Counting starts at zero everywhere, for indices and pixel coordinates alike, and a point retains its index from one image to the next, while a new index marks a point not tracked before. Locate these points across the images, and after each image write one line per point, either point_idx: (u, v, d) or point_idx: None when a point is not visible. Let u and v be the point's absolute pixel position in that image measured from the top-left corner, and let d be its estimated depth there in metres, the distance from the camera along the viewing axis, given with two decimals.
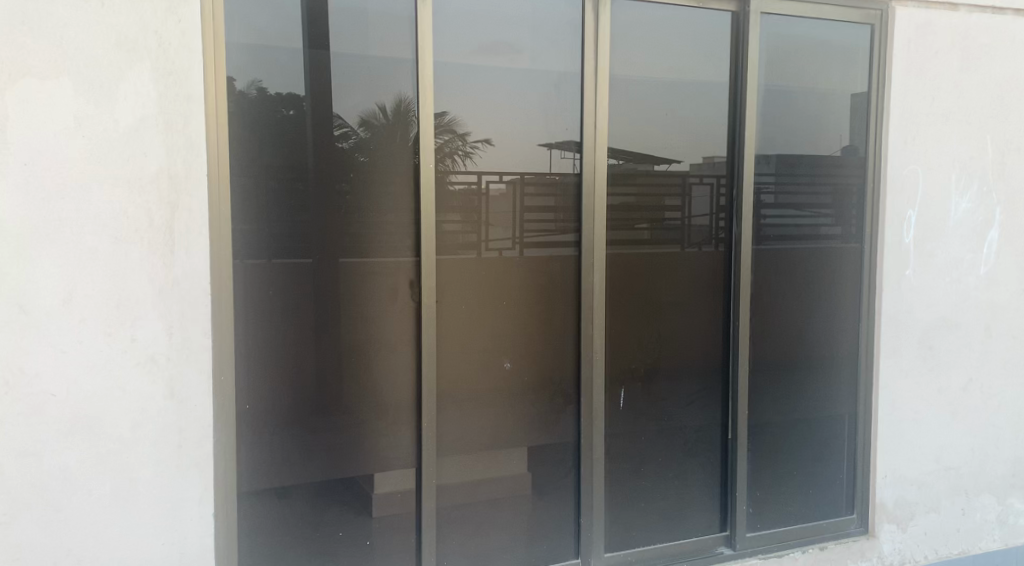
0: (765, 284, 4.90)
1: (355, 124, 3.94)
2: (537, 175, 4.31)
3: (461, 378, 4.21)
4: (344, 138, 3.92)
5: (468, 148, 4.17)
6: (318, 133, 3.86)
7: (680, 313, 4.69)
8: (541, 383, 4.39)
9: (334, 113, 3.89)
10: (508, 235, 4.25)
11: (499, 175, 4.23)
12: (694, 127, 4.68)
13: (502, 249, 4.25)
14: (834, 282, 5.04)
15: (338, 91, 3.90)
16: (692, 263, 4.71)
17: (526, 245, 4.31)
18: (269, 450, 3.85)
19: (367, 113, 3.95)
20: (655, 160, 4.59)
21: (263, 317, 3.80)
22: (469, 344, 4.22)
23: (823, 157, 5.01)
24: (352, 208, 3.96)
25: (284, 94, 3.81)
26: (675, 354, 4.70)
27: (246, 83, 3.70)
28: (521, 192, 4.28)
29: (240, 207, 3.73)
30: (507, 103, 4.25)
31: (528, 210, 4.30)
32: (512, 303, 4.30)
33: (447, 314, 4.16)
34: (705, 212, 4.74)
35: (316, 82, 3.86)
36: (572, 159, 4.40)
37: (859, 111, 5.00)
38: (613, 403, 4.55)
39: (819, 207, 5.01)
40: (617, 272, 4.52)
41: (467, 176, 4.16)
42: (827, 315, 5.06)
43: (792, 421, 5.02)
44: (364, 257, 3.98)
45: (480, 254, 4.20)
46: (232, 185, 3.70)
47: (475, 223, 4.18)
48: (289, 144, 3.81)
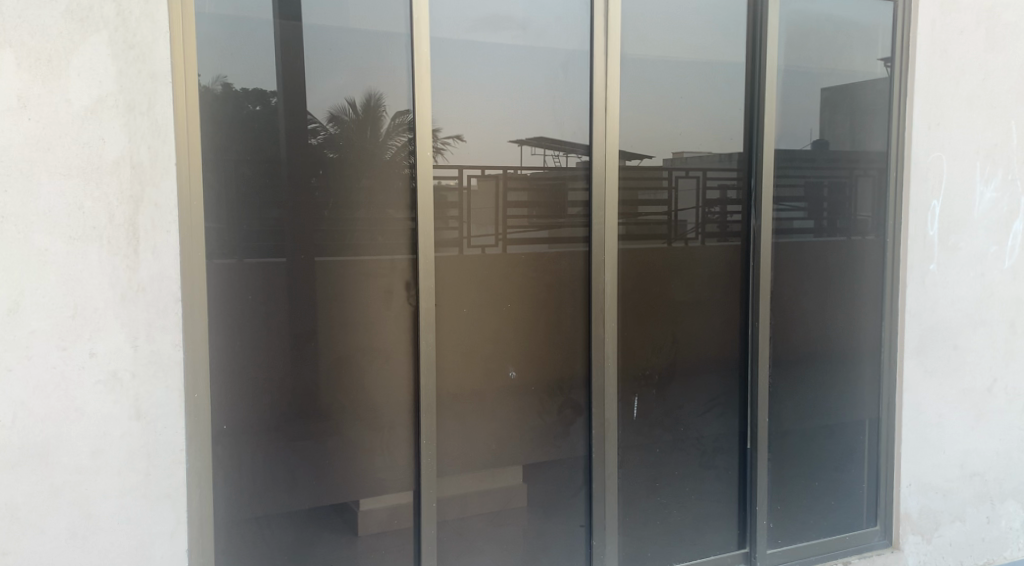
0: (785, 281, 4.56)
1: (324, 119, 3.47)
2: (518, 172, 3.88)
3: (462, 388, 3.82)
4: (315, 133, 3.46)
5: (439, 144, 3.72)
6: (291, 128, 3.42)
7: (696, 313, 4.33)
8: (549, 393, 4.00)
9: (306, 110, 3.44)
10: (489, 232, 3.82)
11: (479, 170, 3.80)
12: (700, 120, 4.29)
13: (485, 246, 3.82)
14: (854, 278, 4.72)
15: (312, 80, 3.45)
16: (709, 260, 4.35)
17: (512, 242, 3.88)
18: (250, 476, 3.42)
19: (336, 108, 3.49)
20: (646, 154, 4.17)
21: (242, 324, 3.39)
22: (471, 352, 3.83)
23: (843, 146, 4.68)
24: (342, 203, 3.53)
25: (250, 90, 3.36)
26: (692, 358, 4.33)
27: (211, 78, 3.28)
28: (504, 187, 3.84)
29: (209, 206, 3.29)
30: (507, 89, 3.85)
31: (530, 204, 3.91)
32: (516, 305, 3.91)
33: (447, 318, 3.77)
34: (690, 209, 4.29)
35: (293, 67, 3.42)
36: (542, 155, 3.94)
37: (881, 101, 4.70)
38: (625, 413, 4.18)
39: (839, 198, 4.68)
40: (630, 270, 4.16)
41: (444, 171, 3.72)
42: (848, 314, 4.72)
43: (813, 428, 4.68)
44: (356, 254, 3.56)
45: (460, 251, 3.77)
46: (206, 179, 3.28)
47: (455, 221, 3.75)
48: (265, 136, 3.38)
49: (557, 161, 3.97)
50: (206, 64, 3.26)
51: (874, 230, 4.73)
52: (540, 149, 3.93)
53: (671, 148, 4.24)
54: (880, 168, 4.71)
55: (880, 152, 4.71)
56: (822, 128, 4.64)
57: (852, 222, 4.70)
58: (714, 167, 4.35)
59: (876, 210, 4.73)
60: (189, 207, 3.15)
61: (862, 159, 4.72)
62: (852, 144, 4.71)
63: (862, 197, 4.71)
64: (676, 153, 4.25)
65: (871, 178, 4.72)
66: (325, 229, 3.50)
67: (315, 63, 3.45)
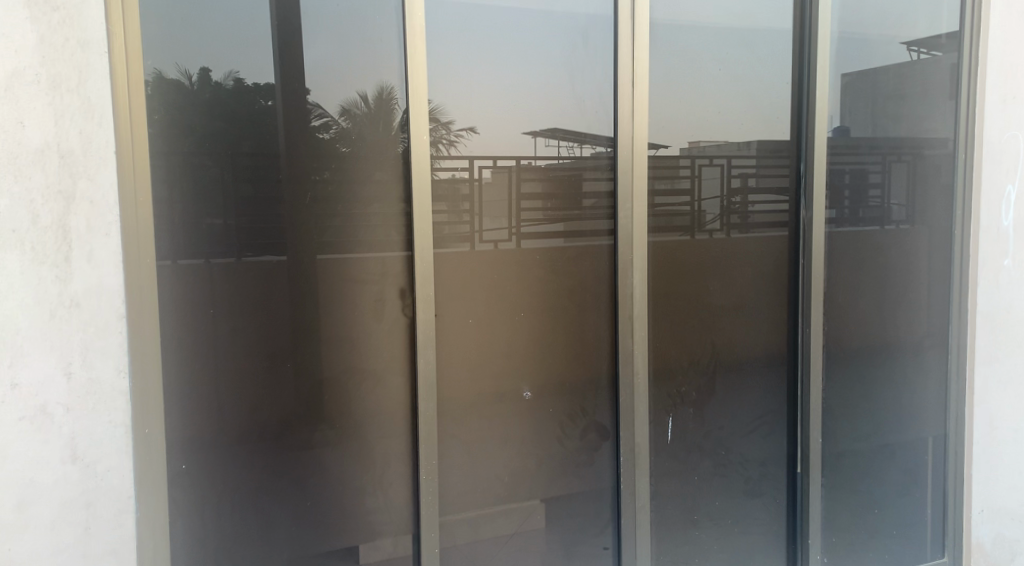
0: (838, 280, 3.99)
1: (337, 114, 3.01)
2: (542, 163, 3.35)
3: (469, 410, 3.28)
4: (326, 128, 2.99)
5: (452, 137, 3.21)
6: (293, 122, 2.95)
7: (738, 318, 3.76)
8: (570, 417, 3.44)
9: (311, 102, 2.97)
10: (502, 226, 3.28)
11: (493, 160, 3.27)
12: (759, 104, 3.75)
13: (498, 241, 3.28)
14: (915, 275, 4.12)
15: (318, 69, 2.98)
16: (754, 256, 3.77)
17: (525, 237, 3.33)
18: (217, 521, 2.92)
19: (349, 102, 3.02)
20: (690, 139, 3.64)
21: (202, 344, 2.88)
22: (480, 369, 3.29)
23: (906, 128, 4.06)
24: (321, 196, 3.00)
25: (263, 84, 2.92)
26: (735, 370, 3.77)
27: (223, 74, 2.88)
28: (519, 179, 3.31)
29: (163, 204, 2.82)
30: (526, 65, 3.32)
31: (543, 196, 3.35)
32: (532, 314, 3.36)
33: (450, 330, 3.23)
34: (718, 202, 3.70)
35: (301, 54, 2.96)
36: (556, 147, 3.38)
37: (949, 75, 4.04)
38: (659, 437, 3.63)
39: (894, 186, 4.07)
40: (660, 269, 3.60)
41: (454, 163, 3.20)
42: (910, 317, 4.12)
43: (870, 447, 4.10)
44: (339, 255, 3.03)
45: (474, 247, 3.25)
46: (159, 176, 2.81)
47: (465, 214, 3.22)
48: (258, 132, 2.92)
49: (572, 153, 3.40)
50: (219, 60, 2.87)
51: (907, 218, 4.07)
52: (555, 140, 3.37)
53: (707, 129, 3.67)
54: (931, 150, 4.07)
55: (926, 128, 4.07)
56: (864, 103, 4.00)
57: (918, 217, 4.09)
58: (762, 151, 3.77)
59: (931, 202, 4.10)
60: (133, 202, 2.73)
61: (891, 145, 4.06)
62: (886, 124, 4.05)
63: (893, 184, 4.06)
64: (735, 144, 3.73)
65: (905, 164, 4.06)
66: (298, 227, 2.98)
67: (329, 48, 2.99)
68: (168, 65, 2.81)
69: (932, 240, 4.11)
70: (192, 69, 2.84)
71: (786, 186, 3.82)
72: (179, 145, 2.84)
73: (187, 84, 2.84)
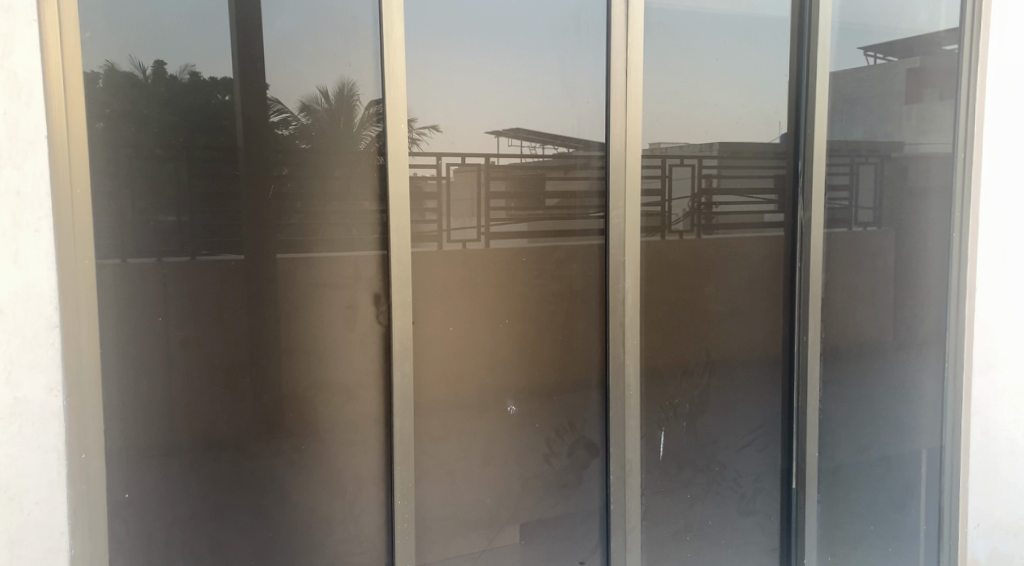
0: (836, 285, 3.80)
1: (296, 109, 2.71)
2: (516, 162, 3.08)
3: (447, 427, 2.99)
4: (284, 124, 2.69)
5: (414, 135, 2.92)
6: (250, 115, 2.65)
7: (733, 325, 3.53)
8: (558, 432, 3.18)
9: (269, 97, 2.68)
10: (470, 224, 3.00)
11: (461, 157, 2.99)
12: (751, 104, 3.53)
13: (467, 241, 3.00)
14: (908, 278, 3.88)
15: (276, 59, 2.68)
16: (750, 258, 3.55)
17: (495, 237, 3.04)
18: (165, 557, 2.60)
19: (309, 97, 2.72)
20: (684, 136, 3.41)
21: (148, 358, 2.57)
22: (459, 382, 3.00)
23: (903, 124, 3.82)
24: (286, 192, 2.70)
25: (219, 77, 2.63)
26: (729, 381, 3.54)
27: (178, 67, 2.58)
28: (489, 178, 3.03)
29: (99, 204, 2.50)
30: (512, 51, 3.08)
31: (514, 194, 3.07)
32: (518, 321, 3.10)
33: (427, 340, 2.95)
34: (688, 204, 3.42)
35: (259, 42, 2.66)
36: (520, 147, 3.08)
37: (948, 69, 3.81)
38: (650, 453, 3.39)
39: (885, 186, 3.83)
40: (651, 272, 3.36)
41: (420, 161, 2.92)
42: (908, 324, 3.89)
43: (867, 461, 3.90)
44: (305, 255, 2.73)
45: (441, 247, 2.96)
46: (100, 171, 2.50)
47: (435, 213, 2.94)
48: (210, 128, 2.61)
49: (536, 153, 3.12)
50: (174, 51, 2.57)
51: (876, 220, 3.83)
52: (518, 140, 3.08)
53: (687, 132, 3.42)
54: (906, 153, 3.82)
55: (908, 127, 3.81)
56: (845, 102, 3.75)
57: (913, 220, 3.85)
58: (733, 153, 3.51)
59: (924, 204, 3.85)
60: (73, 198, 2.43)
61: (862, 145, 3.81)
62: (861, 122, 3.78)
63: (861, 184, 3.79)
64: (700, 144, 3.45)
65: (872, 166, 3.81)
66: (266, 225, 2.68)
67: (297, 38, 2.70)
68: (121, 57, 2.52)
69: (925, 242, 3.87)
70: (146, 61, 2.54)
71: (784, 185, 3.61)
72: (125, 139, 2.53)
73: (141, 77, 2.54)
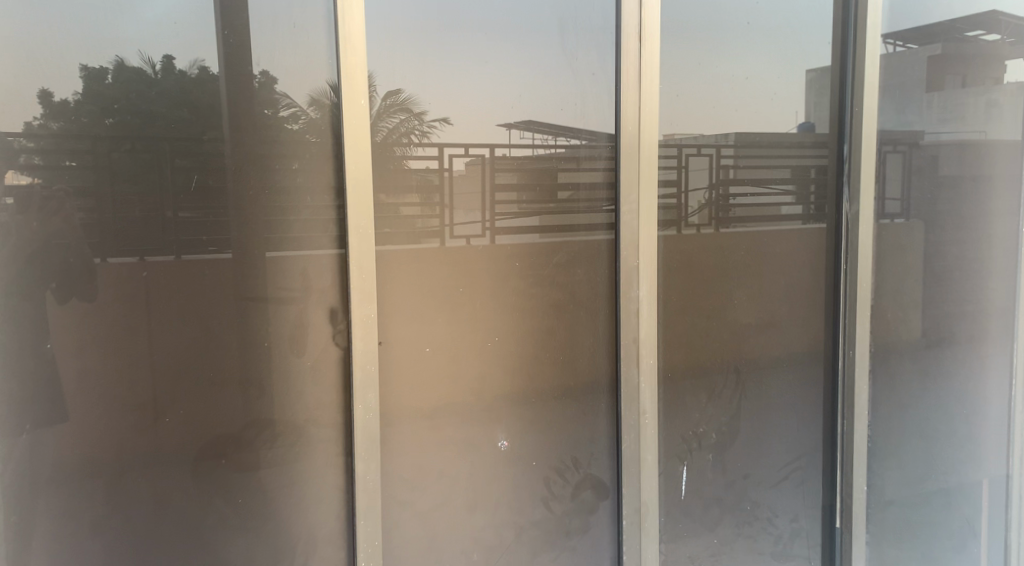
0: (891, 291, 3.14)
1: (305, 103, 2.34)
2: (517, 153, 2.56)
3: (428, 466, 2.51)
4: (295, 119, 2.33)
5: (424, 129, 2.46)
6: (242, 108, 2.28)
7: (767, 339, 3.00)
8: (559, 471, 2.68)
9: (278, 92, 2.31)
10: (475, 220, 2.52)
11: (466, 148, 2.50)
12: (799, 82, 3.01)
13: (471, 238, 2.52)
14: (961, 283, 3.14)
15: (269, 46, 2.30)
16: (787, 260, 3.01)
17: (506, 238, 2.56)
18: None
19: (320, 90, 2.35)
20: (729, 122, 2.90)
21: (40, 408, 2.16)
22: (440, 416, 2.51)
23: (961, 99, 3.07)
24: (224, 191, 2.27)
25: (229, 69, 2.27)
26: (762, 405, 3.01)
27: (188, 63, 2.24)
28: (496, 169, 2.53)
29: (38, 211, 2.13)
30: (508, 18, 2.55)
31: (527, 187, 2.58)
32: (509, 339, 2.59)
33: (398, 364, 2.46)
34: (706, 194, 2.87)
35: (247, 27, 2.28)
36: (540, 141, 2.60)
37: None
38: (670, 492, 2.87)
39: (921, 176, 3.09)
40: (672, 279, 2.83)
41: (421, 153, 2.45)
42: (973, 336, 3.21)
43: (924, 496, 3.26)
44: (239, 263, 2.30)
45: (443, 244, 2.49)
46: (69, 175, 2.15)
47: (438, 205, 2.47)
48: (203, 124, 2.25)
49: (555, 144, 2.62)
50: (183, 43, 2.23)
51: (905, 211, 3.10)
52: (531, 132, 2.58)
53: (711, 116, 2.87)
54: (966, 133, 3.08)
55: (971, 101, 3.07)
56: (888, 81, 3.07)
57: (970, 215, 3.10)
58: (770, 142, 2.97)
59: (988, 192, 3.09)
60: (20, 209, 2.12)
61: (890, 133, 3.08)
62: (894, 101, 3.09)
63: (888, 174, 3.08)
64: (718, 133, 2.89)
65: (900, 155, 3.09)
66: (220, 232, 2.28)
67: (315, 20, 2.33)
68: (130, 49, 2.19)
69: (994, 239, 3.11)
70: (155, 56, 2.21)
71: (804, 175, 3.03)
72: (120, 140, 2.19)
73: (150, 73, 2.21)
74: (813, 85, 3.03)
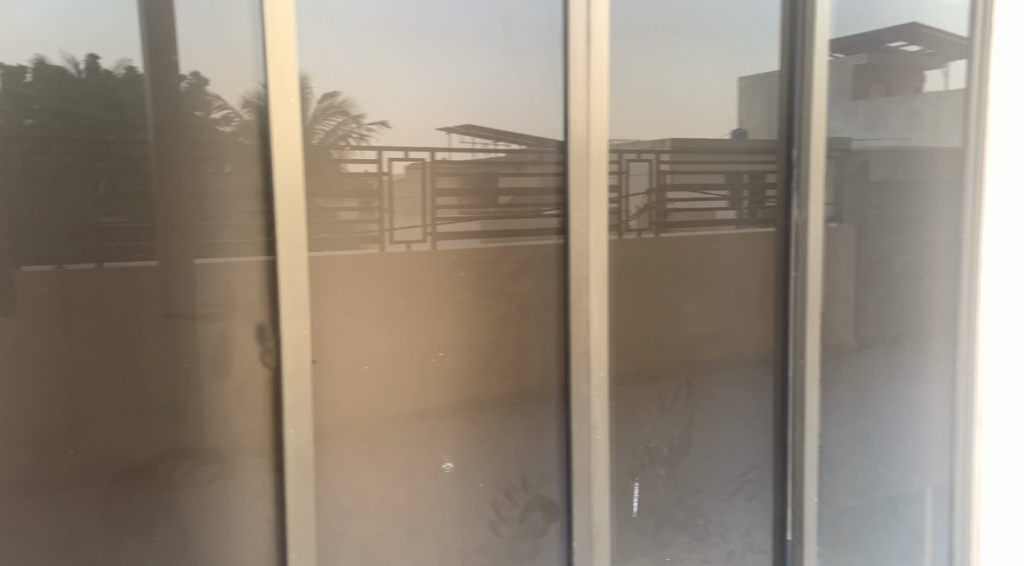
0: (838, 298, 3.09)
1: (238, 103, 2.16)
2: (461, 156, 2.42)
3: (365, 491, 2.35)
4: (227, 122, 2.15)
5: (363, 131, 2.30)
6: (167, 109, 2.09)
7: (718, 349, 2.92)
8: (507, 494, 2.54)
9: (210, 92, 2.13)
10: (414, 225, 2.36)
11: (406, 151, 2.34)
12: (749, 86, 2.93)
13: (412, 244, 2.36)
14: (902, 291, 3.18)
15: (196, 42, 2.11)
16: (736, 267, 2.93)
17: (448, 243, 2.41)
18: None
19: (254, 90, 2.17)
20: (676, 125, 2.81)
21: None
22: (378, 437, 2.36)
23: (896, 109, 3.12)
24: (143, 199, 2.08)
25: (155, 67, 2.08)
26: (713, 417, 2.93)
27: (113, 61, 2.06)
28: (439, 173, 2.38)
29: None
30: (448, 15, 2.40)
31: (473, 192, 2.44)
32: (452, 354, 2.44)
33: (332, 383, 2.29)
34: (645, 199, 2.76)
35: (172, 20, 2.09)
36: (483, 144, 2.46)
37: (959, 29, 3.15)
38: (620, 510, 2.77)
39: (852, 181, 3.08)
40: (622, 287, 2.73)
41: (359, 157, 2.29)
42: (915, 345, 3.22)
43: (871, 503, 3.24)
44: (154, 277, 2.10)
45: (383, 250, 2.33)
46: None
47: (377, 210, 2.31)
48: (125, 127, 2.07)
49: (503, 147, 2.49)
50: (106, 39, 2.05)
51: (835, 214, 3.05)
52: (472, 136, 2.44)
53: (657, 121, 2.77)
54: (895, 141, 3.12)
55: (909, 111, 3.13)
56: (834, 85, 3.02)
57: (909, 223, 3.15)
58: (718, 146, 2.88)
59: (926, 199, 3.16)
60: None
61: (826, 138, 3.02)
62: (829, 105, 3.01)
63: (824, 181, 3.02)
64: (653, 139, 2.77)
65: (834, 161, 3.04)
66: (145, 242, 2.09)
67: (249, 16, 2.15)
68: (51, 48, 2.01)
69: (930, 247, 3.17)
70: (78, 54, 2.03)
71: (738, 180, 2.92)
72: (39, 144, 2.01)
73: (72, 72, 2.03)
74: (745, 92, 2.92)
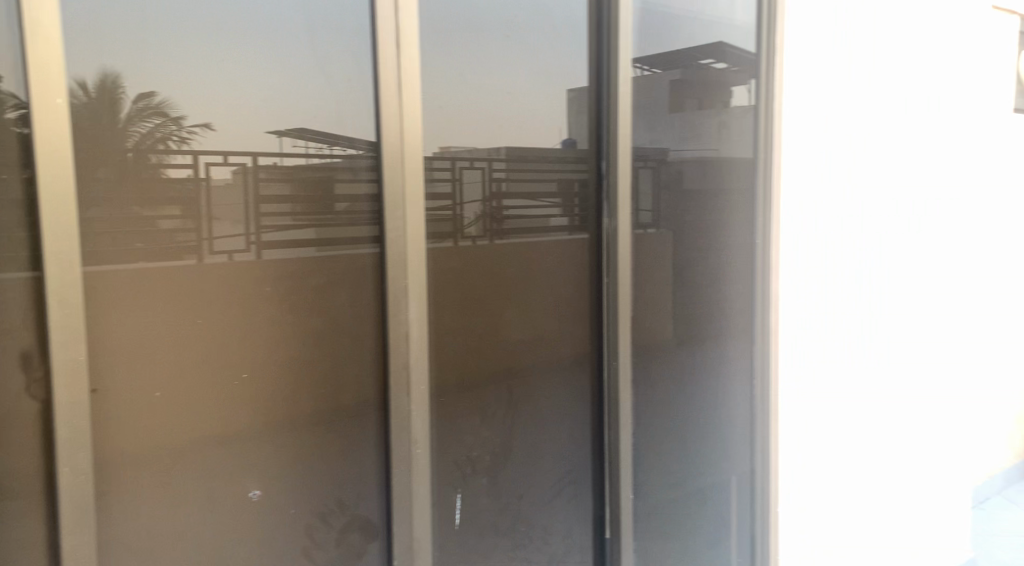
0: (650, 302, 3.20)
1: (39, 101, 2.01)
2: (270, 164, 2.29)
3: (159, 522, 2.20)
4: (24, 122, 2.00)
5: (182, 134, 2.18)
6: None
7: (534, 357, 2.94)
8: (322, 517, 2.43)
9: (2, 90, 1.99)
10: (238, 233, 2.25)
11: (226, 155, 2.23)
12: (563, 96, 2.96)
13: (235, 253, 2.25)
14: (705, 293, 3.35)
15: None
16: (550, 276, 2.96)
17: (271, 250, 2.31)
18: None
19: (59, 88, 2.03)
20: (511, 132, 2.83)
21: None
22: (174, 465, 2.20)
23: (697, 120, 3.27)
24: None
25: None
26: (533, 423, 2.94)
27: None
28: (261, 179, 2.28)
29: None
30: (245, 16, 2.27)
31: (296, 198, 2.34)
32: (256, 374, 2.31)
33: (117, 411, 2.13)
34: (481, 207, 2.75)
35: None
36: (310, 148, 2.36)
37: (748, 45, 3.32)
38: (443, 523, 2.73)
39: (659, 190, 3.18)
40: (443, 296, 2.68)
41: (177, 161, 2.17)
42: (719, 344, 3.40)
43: (684, 495, 3.40)
44: None
45: (201, 261, 2.20)
46: None
47: (196, 218, 2.19)
48: None
49: (325, 153, 2.39)
50: None
51: (655, 221, 3.18)
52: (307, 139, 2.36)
53: (477, 128, 2.74)
54: (698, 151, 3.27)
55: (707, 126, 3.28)
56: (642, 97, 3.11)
57: (708, 228, 3.32)
58: (534, 156, 2.89)
59: (727, 206, 3.34)
60: None
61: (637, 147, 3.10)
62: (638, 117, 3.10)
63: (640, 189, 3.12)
64: (489, 146, 2.78)
65: (650, 169, 3.14)
66: None
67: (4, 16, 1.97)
68: None
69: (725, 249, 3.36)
70: None
71: (570, 189, 2.99)
72: None
73: None
74: (574, 104, 2.99)
